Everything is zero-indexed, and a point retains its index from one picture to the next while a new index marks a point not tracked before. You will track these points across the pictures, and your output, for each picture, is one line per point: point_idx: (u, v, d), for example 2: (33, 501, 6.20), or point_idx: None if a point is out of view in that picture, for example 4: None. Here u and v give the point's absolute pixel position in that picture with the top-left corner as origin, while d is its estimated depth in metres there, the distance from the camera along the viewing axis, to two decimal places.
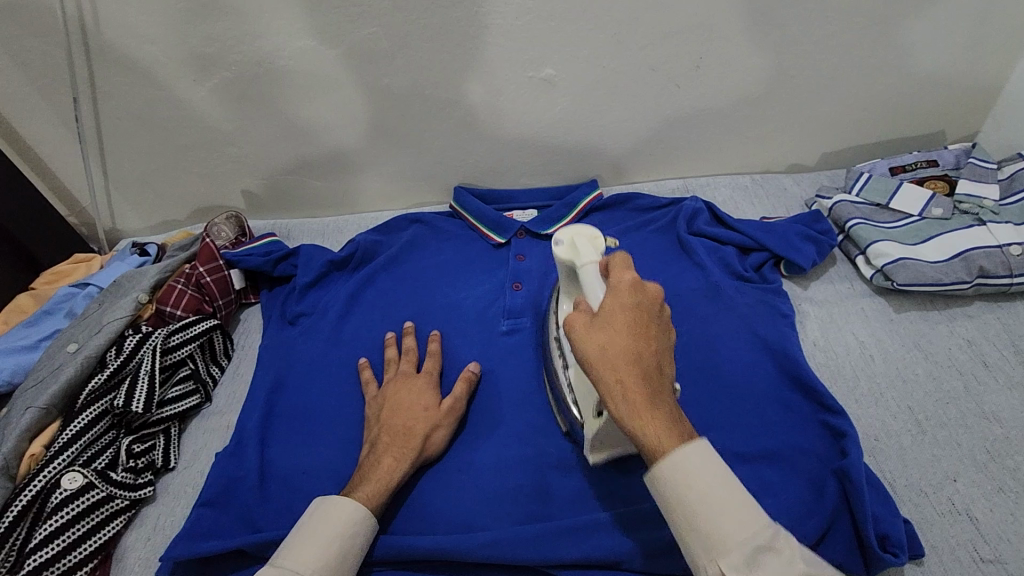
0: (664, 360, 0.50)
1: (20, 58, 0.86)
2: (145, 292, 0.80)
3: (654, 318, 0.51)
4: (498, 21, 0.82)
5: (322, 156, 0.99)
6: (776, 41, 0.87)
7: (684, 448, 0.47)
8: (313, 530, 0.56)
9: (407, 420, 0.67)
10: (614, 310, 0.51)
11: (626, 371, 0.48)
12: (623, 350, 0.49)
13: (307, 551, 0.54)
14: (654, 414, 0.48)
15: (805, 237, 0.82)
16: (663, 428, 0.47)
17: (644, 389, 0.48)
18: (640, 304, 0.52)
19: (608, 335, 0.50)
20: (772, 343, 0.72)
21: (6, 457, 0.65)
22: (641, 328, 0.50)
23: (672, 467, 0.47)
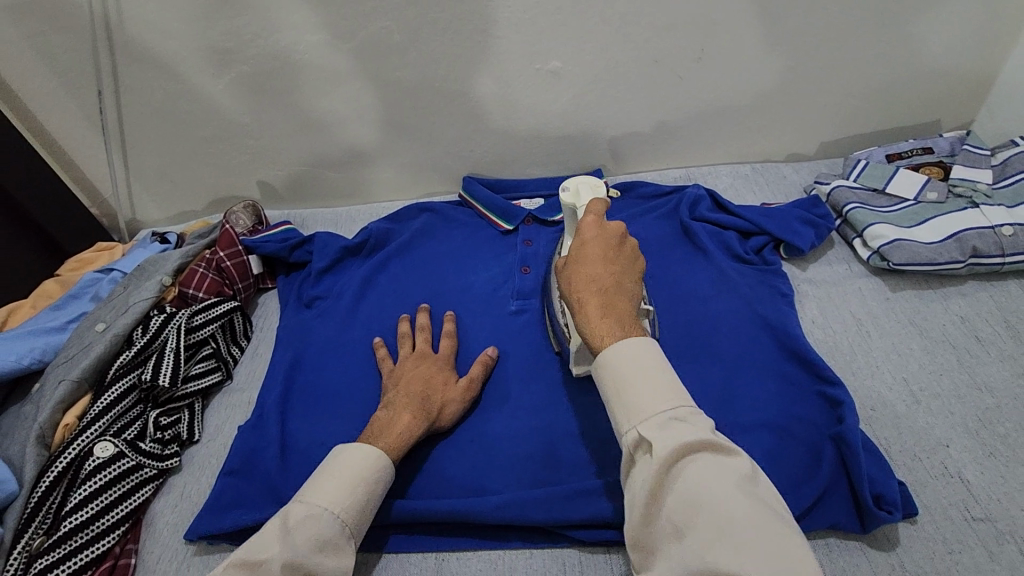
0: (623, 282, 0.58)
1: (48, 54, 0.90)
2: (168, 276, 0.84)
3: (619, 250, 0.60)
4: (506, 14, 0.85)
5: (335, 147, 1.03)
6: (775, 33, 0.90)
7: (675, 397, 0.50)
8: (340, 471, 0.58)
9: (425, 389, 0.69)
10: (584, 241, 0.61)
11: (585, 290, 0.57)
12: (586, 271, 0.58)
13: (337, 492, 0.56)
14: (604, 317, 0.55)
15: (804, 221, 0.85)
16: (649, 371, 0.51)
17: (599, 299, 0.56)
18: (607, 238, 0.61)
19: (575, 261, 0.60)
20: (773, 321, 0.75)
21: (41, 427, 0.68)
22: (603, 255, 0.59)
23: (619, 365, 0.51)
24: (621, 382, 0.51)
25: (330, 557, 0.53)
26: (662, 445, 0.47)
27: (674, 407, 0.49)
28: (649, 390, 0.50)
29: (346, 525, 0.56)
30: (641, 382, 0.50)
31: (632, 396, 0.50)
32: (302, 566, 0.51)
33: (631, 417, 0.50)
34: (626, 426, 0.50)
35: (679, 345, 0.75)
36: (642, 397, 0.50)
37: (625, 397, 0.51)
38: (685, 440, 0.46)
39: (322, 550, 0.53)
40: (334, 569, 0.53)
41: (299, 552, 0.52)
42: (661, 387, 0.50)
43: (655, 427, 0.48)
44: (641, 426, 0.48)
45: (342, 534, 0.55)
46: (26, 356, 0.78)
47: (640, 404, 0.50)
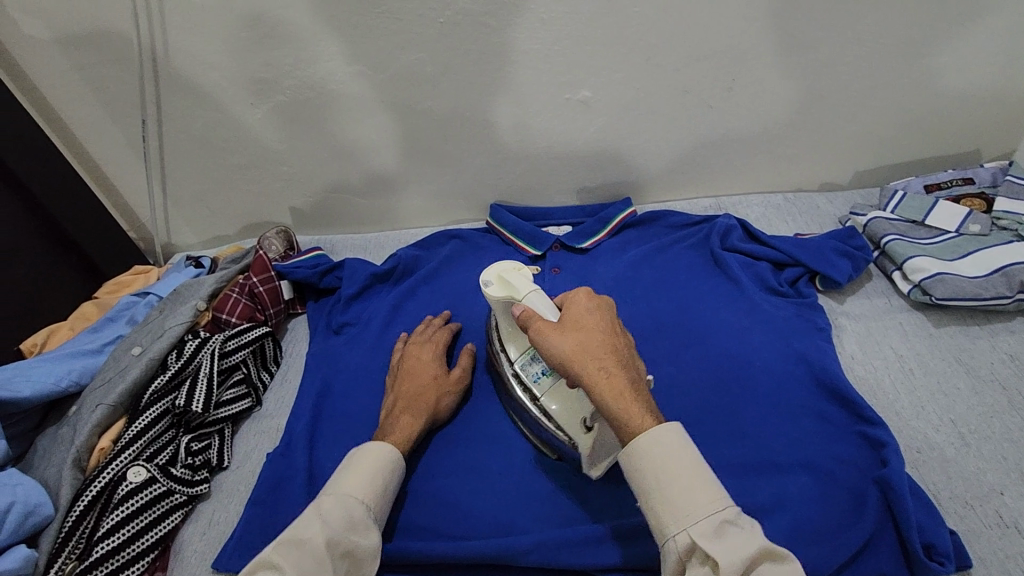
0: (630, 358, 0.58)
1: (96, 84, 0.93)
2: (202, 301, 0.85)
3: (615, 322, 0.60)
4: (537, 46, 0.86)
5: (366, 175, 1.04)
6: (807, 63, 0.90)
7: (718, 496, 0.49)
8: (365, 467, 0.60)
9: (420, 387, 0.73)
10: (583, 314, 0.60)
11: (607, 361, 0.55)
12: (596, 344, 0.57)
13: (364, 482, 0.59)
14: (633, 394, 0.54)
15: (840, 253, 0.83)
16: (689, 470, 0.50)
17: (621, 379, 0.54)
18: (602, 308, 0.61)
19: (579, 331, 0.58)
20: (810, 358, 0.73)
21: (78, 450, 0.68)
22: (606, 327, 0.59)
23: (665, 465, 0.50)
24: (665, 485, 0.49)
25: (363, 538, 0.56)
26: (727, 558, 0.45)
27: (723, 509, 0.48)
28: (688, 488, 0.49)
29: (372, 510, 0.58)
30: (684, 481, 0.49)
31: (675, 493, 0.49)
32: (342, 543, 0.54)
33: (681, 520, 0.48)
34: (670, 527, 0.48)
35: (710, 380, 0.74)
36: (688, 501, 0.49)
37: (669, 497, 0.49)
38: (750, 552, 0.46)
39: (355, 530, 0.56)
40: (367, 547, 0.56)
41: (336, 532, 0.54)
42: (702, 488, 0.49)
43: (712, 535, 0.47)
44: (697, 533, 0.47)
45: (370, 518, 0.58)
46: (64, 377, 0.78)
47: (687, 508, 0.48)
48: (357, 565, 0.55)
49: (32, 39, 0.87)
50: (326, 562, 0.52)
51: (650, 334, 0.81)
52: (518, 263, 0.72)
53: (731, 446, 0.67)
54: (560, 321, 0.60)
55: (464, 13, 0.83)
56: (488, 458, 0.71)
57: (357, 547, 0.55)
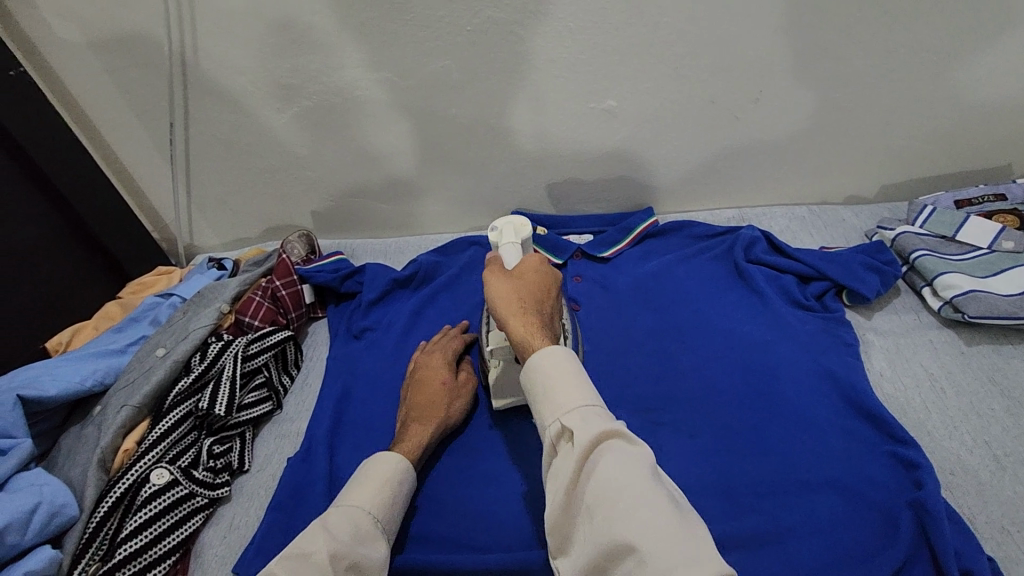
0: (548, 310, 0.62)
1: (126, 87, 0.94)
2: (226, 303, 0.86)
3: (556, 286, 0.65)
4: (564, 55, 0.86)
5: (388, 181, 1.05)
6: (836, 75, 0.89)
7: (590, 395, 0.52)
8: (379, 478, 0.61)
9: (431, 395, 0.73)
10: (524, 267, 0.64)
11: (526, 305, 0.61)
12: (521, 291, 0.62)
13: (374, 493, 0.60)
14: (538, 330, 0.58)
15: (868, 267, 0.82)
16: (568, 375, 0.53)
17: (528, 318, 0.59)
18: (550, 273, 0.65)
19: (514, 280, 0.63)
20: (838, 374, 0.72)
21: (103, 451, 0.69)
22: (540, 283, 0.63)
23: (546, 370, 0.54)
24: (545, 384, 0.53)
25: (369, 551, 0.55)
26: (583, 433, 0.48)
27: (593, 404, 0.51)
28: (564, 388, 0.53)
29: (380, 523, 0.58)
30: (562, 381, 0.53)
31: (553, 388, 0.53)
32: (346, 557, 0.52)
33: (554, 410, 0.52)
34: (546, 417, 0.52)
35: (735, 393, 0.73)
36: (560, 392, 0.52)
37: (548, 392, 0.53)
38: (602, 430, 0.48)
39: (360, 543, 0.55)
40: (374, 561, 0.54)
41: (340, 545, 0.53)
42: (578, 386, 0.53)
43: (576, 418, 0.50)
44: (562, 416, 0.51)
45: (379, 530, 0.58)
46: (89, 377, 0.79)
47: (560, 400, 0.52)
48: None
49: (65, 41, 0.89)
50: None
51: (673, 346, 0.80)
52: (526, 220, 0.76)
53: (757, 462, 0.66)
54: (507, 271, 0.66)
55: (492, 21, 0.83)
56: (510, 469, 0.71)
57: (362, 560, 0.53)
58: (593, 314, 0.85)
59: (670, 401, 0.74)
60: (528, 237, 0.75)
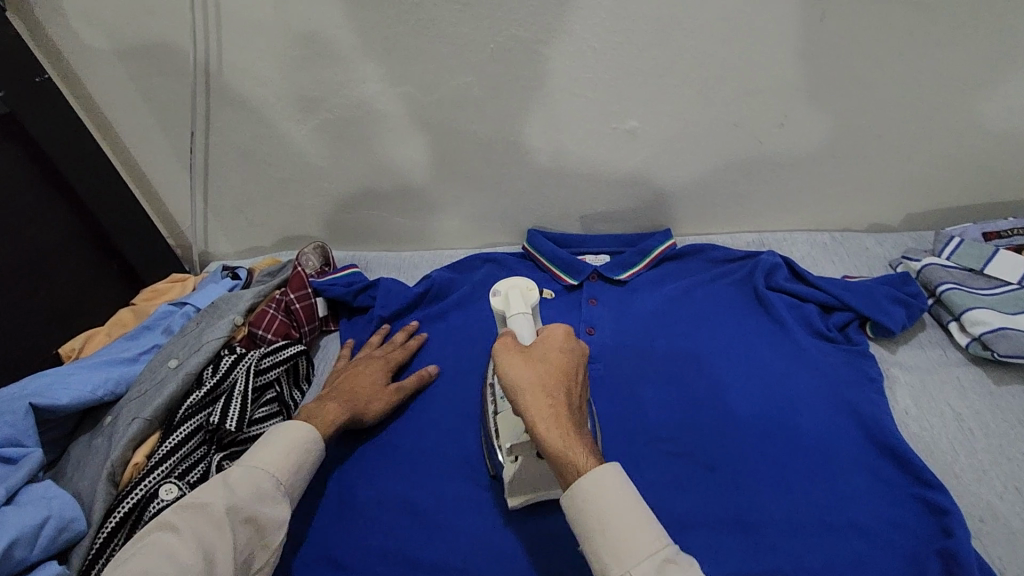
0: (580, 402, 0.59)
1: (148, 95, 0.94)
2: (240, 315, 0.85)
3: (581, 368, 0.61)
4: (587, 75, 0.86)
5: (406, 195, 1.04)
6: (863, 102, 0.87)
7: (655, 535, 0.51)
8: (284, 442, 0.64)
9: (354, 387, 0.78)
10: (553, 353, 0.61)
11: (560, 401, 0.57)
12: (555, 385, 0.58)
13: (278, 455, 0.63)
14: (577, 437, 0.55)
15: (895, 299, 0.80)
16: (625, 511, 0.51)
17: (568, 420, 0.56)
18: (572, 352, 0.62)
19: (540, 366, 0.59)
20: (860, 410, 0.71)
21: (112, 464, 0.68)
22: (567, 367, 0.60)
23: (593, 497, 0.52)
24: (602, 524, 0.51)
25: (269, 507, 0.60)
26: None
27: (661, 549, 0.50)
28: (624, 531, 0.51)
29: (282, 484, 0.62)
30: (621, 521, 0.51)
31: (620, 531, 0.51)
32: (243, 510, 0.58)
33: (621, 560, 0.50)
34: (616, 567, 0.50)
35: (757, 427, 0.71)
36: (628, 536, 0.50)
37: (611, 535, 0.51)
38: None
39: (261, 501, 0.59)
40: (272, 517, 0.59)
41: (239, 501, 0.58)
42: (642, 524, 0.51)
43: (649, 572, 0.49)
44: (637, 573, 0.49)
45: (279, 489, 0.61)
46: (100, 387, 0.78)
47: (626, 552, 0.50)
48: (264, 532, 0.59)
49: (90, 49, 0.89)
50: (225, 527, 0.56)
51: (691, 374, 0.78)
52: (529, 282, 0.71)
53: (778, 501, 0.65)
54: (526, 351, 0.62)
55: (516, 40, 0.82)
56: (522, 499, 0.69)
57: (261, 514, 0.59)
58: (610, 339, 0.84)
59: (688, 432, 0.72)
60: (535, 301, 0.69)
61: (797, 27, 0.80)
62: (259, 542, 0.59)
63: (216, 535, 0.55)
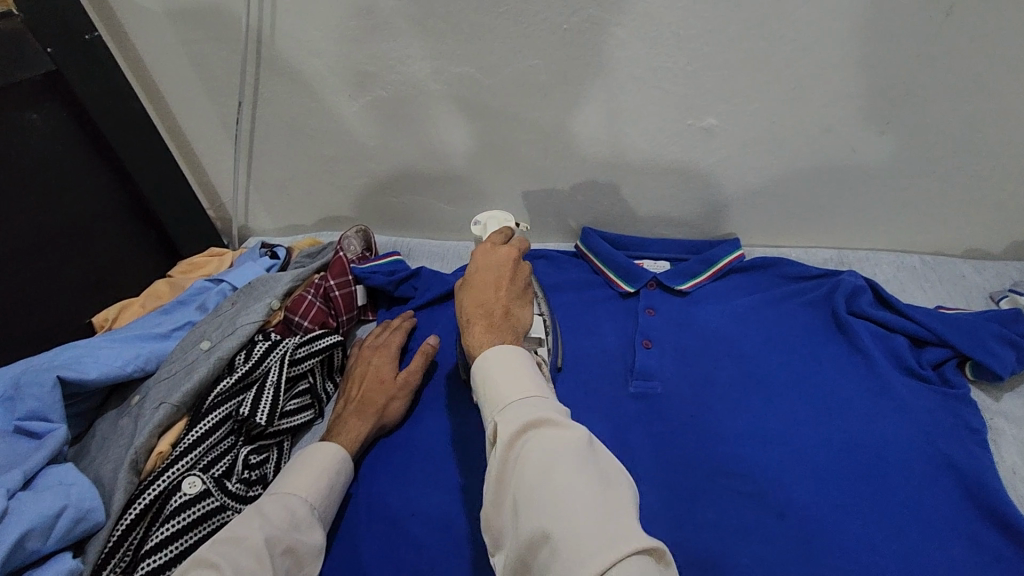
0: (512, 303, 0.60)
1: (197, 60, 0.89)
2: (277, 299, 0.81)
3: (512, 277, 0.62)
4: (667, 65, 0.77)
5: (457, 182, 0.98)
6: (980, 112, 0.77)
7: (529, 386, 0.51)
8: (314, 468, 0.62)
9: (364, 389, 0.73)
10: (483, 260, 0.63)
11: (470, 310, 0.59)
12: (479, 289, 0.61)
13: (308, 480, 0.61)
14: (483, 334, 0.57)
15: (1002, 340, 0.71)
16: (509, 377, 0.52)
17: (482, 319, 0.58)
18: (500, 262, 0.63)
19: (467, 281, 0.63)
20: (960, 464, 0.62)
21: (136, 451, 0.64)
22: (492, 278, 0.61)
23: (484, 373, 0.53)
24: (487, 388, 0.52)
25: (305, 536, 0.57)
26: (510, 426, 0.48)
27: (528, 395, 0.50)
28: (505, 381, 0.51)
29: (316, 509, 0.60)
30: (503, 377, 0.52)
31: (498, 384, 0.51)
32: (283, 541, 0.54)
33: (490, 409, 0.51)
34: (491, 414, 0.51)
35: (839, 471, 0.63)
36: (501, 382, 0.51)
37: (489, 385, 0.52)
38: (528, 420, 0.48)
39: (297, 529, 0.56)
40: (310, 545, 0.57)
41: (276, 531, 0.55)
42: (523, 378, 0.52)
43: (509, 412, 0.49)
44: (497, 415, 0.50)
45: (314, 517, 0.59)
46: (129, 363, 0.74)
47: (498, 396, 0.51)
48: (299, 564, 0.56)
49: (141, 8, 0.85)
50: (267, 559, 0.52)
51: (761, 403, 0.70)
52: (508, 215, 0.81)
53: (864, 563, 0.57)
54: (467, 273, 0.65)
55: (592, 21, 0.75)
56: None
57: (299, 544, 0.56)
58: (671, 354, 0.76)
59: (758, 470, 0.65)
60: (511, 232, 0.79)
61: (917, 22, 0.70)
62: (296, 573, 0.56)
63: (256, 565, 0.50)
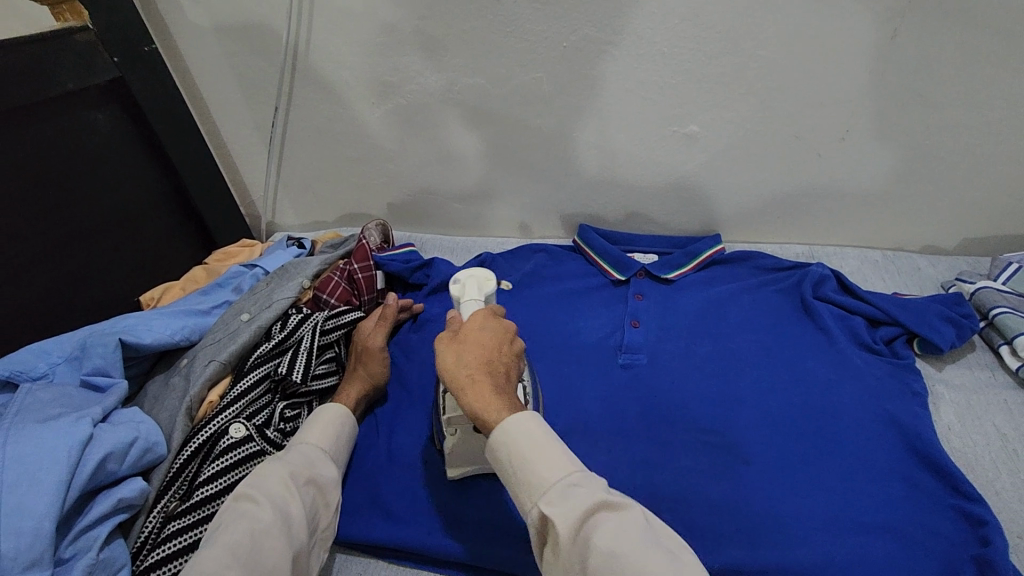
0: (509, 367, 0.62)
1: (239, 71, 1.01)
2: (308, 279, 0.91)
3: (506, 341, 0.64)
4: (654, 78, 0.89)
5: (466, 182, 1.09)
6: (928, 121, 0.88)
7: (567, 465, 0.53)
8: (324, 421, 0.71)
9: (353, 365, 0.82)
10: (473, 327, 0.64)
11: (477, 370, 0.60)
12: (469, 355, 0.61)
13: (317, 430, 0.70)
14: (493, 396, 0.58)
15: (945, 319, 0.81)
16: (541, 449, 0.54)
17: (490, 382, 0.60)
18: (499, 330, 0.64)
19: (460, 343, 0.63)
20: (901, 421, 0.72)
21: (191, 400, 0.74)
22: (490, 343, 0.63)
23: (510, 448, 0.55)
24: (514, 460, 0.54)
25: (323, 470, 0.66)
26: (568, 518, 0.49)
27: (570, 475, 0.52)
28: (540, 461, 0.53)
29: (329, 451, 0.69)
30: (535, 456, 0.54)
31: (534, 465, 0.53)
32: (304, 474, 0.63)
33: (534, 493, 0.52)
34: (533, 497, 0.52)
35: (795, 425, 0.73)
36: (539, 466, 0.53)
37: (525, 469, 0.53)
38: (587, 506, 0.49)
39: (314, 466, 0.65)
40: (328, 477, 0.66)
41: (296, 467, 0.63)
42: (558, 456, 0.54)
43: (554, 497, 0.51)
44: (544, 502, 0.51)
45: (327, 457, 0.68)
46: (178, 332, 0.84)
47: (537, 480, 0.52)
48: (323, 493, 0.65)
49: (193, 25, 0.96)
50: (293, 485, 0.61)
51: (733, 371, 0.80)
52: (488, 273, 0.75)
53: (813, 500, 0.66)
54: (453, 335, 0.65)
55: (588, 40, 0.86)
56: None
57: (319, 476, 0.65)
58: (655, 331, 0.86)
59: (729, 425, 0.74)
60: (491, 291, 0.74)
61: (869, 44, 0.81)
62: (322, 501, 0.65)
63: (285, 492, 0.60)
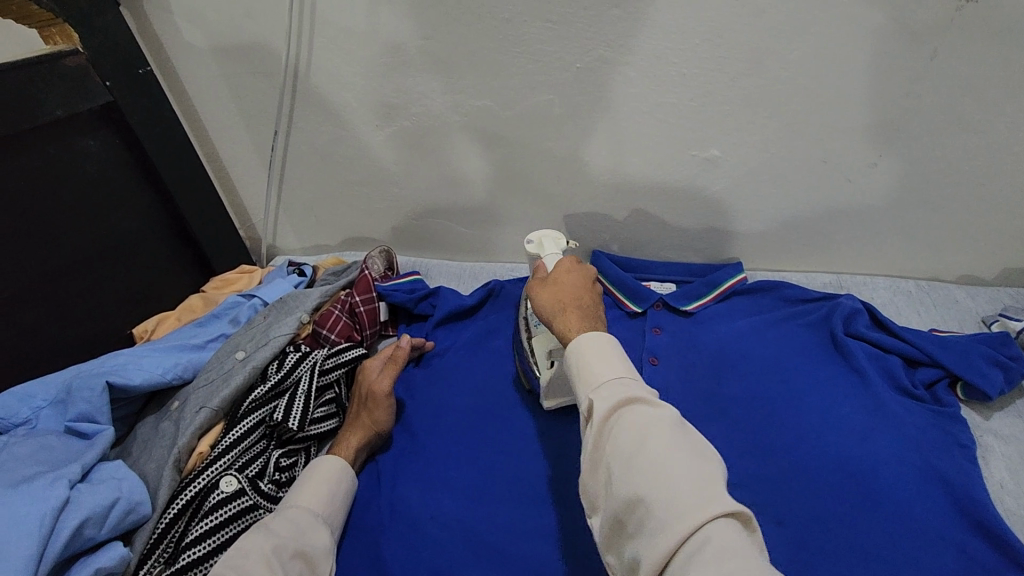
0: (596, 299, 0.68)
1: (238, 93, 0.97)
2: (307, 313, 0.87)
3: (591, 282, 0.71)
4: (673, 100, 0.84)
5: (473, 206, 1.04)
6: (970, 146, 0.82)
7: (623, 368, 0.55)
8: (317, 479, 0.67)
9: (356, 409, 0.78)
10: (562, 272, 0.72)
11: (566, 302, 0.66)
12: (560, 291, 0.68)
13: (309, 492, 0.65)
14: (578, 316, 0.63)
15: (991, 361, 0.76)
16: (604, 352, 0.56)
17: (577, 308, 0.65)
18: (583, 274, 0.71)
19: (550, 285, 0.70)
20: (949, 478, 0.66)
21: (179, 451, 0.70)
22: (576, 283, 0.69)
23: (579, 353, 0.57)
24: (580, 363, 0.57)
25: (312, 539, 0.61)
26: (609, 403, 0.52)
27: (624, 377, 0.54)
28: (597, 359, 0.56)
29: (322, 516, 0.64)
30: (598, 357, 0.56)
31: (591, 361, 0.56)
32: (290, 546, 0.59)
33: (587, 385, 0.55)
34: (584, 389, 0.55)
35: (833, 480, 0.67)
36: (594, 363, 0.56)
37: (583, 363, 0.56)
38: (627, 398, 0.51)
39: (303, 536, 0.61)
40: (317, 547, 0.61)
41: (281, 539, 0.59)
42: (614, 359, 0.56)
43: (602, 390, 0.53)
44: (593, 391, 0.53)
45: (319, 521, 0.63)
46: (170, 370, 0.80)
47: (592, 374, 0.55)
48: (313, 566, 0.60)
49: (189, 45, 0.93)
50: (275, 561, 0.56)
51: (760, 417, 0.74)
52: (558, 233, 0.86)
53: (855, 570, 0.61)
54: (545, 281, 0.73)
55: (603, 60, 0.81)
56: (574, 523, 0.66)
57: (307, 547, 0.60)
58: (676, 370, 0.81)
59: (758, 480, 0.69)
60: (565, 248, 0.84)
61: (905, 65, 0.75)
62: (311, 575, 0.59)
63: (266, 569, 0.55)
